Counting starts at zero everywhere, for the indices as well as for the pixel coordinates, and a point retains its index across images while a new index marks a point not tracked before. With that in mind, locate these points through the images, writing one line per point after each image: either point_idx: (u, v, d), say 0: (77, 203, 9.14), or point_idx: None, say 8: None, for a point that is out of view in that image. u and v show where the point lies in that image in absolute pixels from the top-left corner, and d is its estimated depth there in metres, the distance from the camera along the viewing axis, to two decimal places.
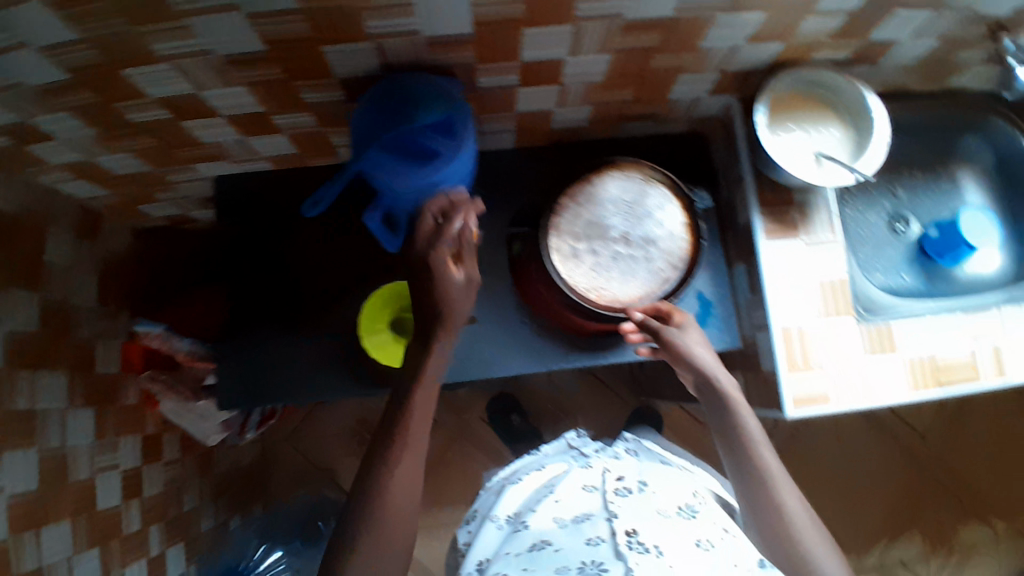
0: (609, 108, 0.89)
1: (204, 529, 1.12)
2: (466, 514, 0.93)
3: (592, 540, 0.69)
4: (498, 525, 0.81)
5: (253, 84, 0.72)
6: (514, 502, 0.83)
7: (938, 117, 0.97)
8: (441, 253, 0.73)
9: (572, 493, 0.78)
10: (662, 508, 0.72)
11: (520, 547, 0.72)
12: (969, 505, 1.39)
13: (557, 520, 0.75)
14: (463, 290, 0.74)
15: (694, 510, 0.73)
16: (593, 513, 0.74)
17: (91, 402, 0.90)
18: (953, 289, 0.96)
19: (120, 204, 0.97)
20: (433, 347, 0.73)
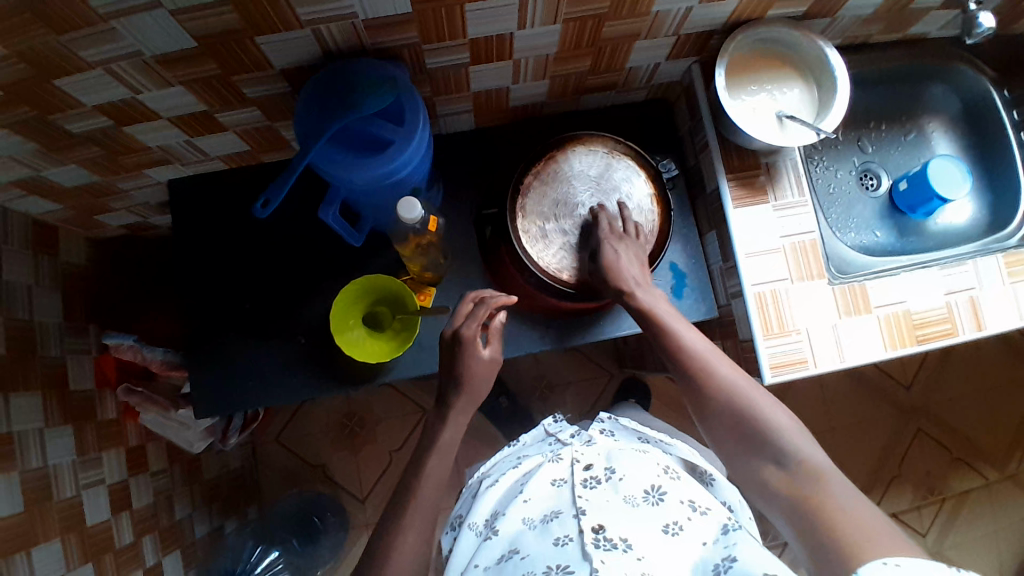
0: (567, 81, 0.86)
1: (198, 535, 1.12)
2: (449, 519, 0.94)
3: (560, 541, 0.71)
4: (474, 532, 0.81)
5: (188, 83, 0.69)
6: (490, 504, 0.84)
7: (905, 65, 0.95)
8: (470, 329, 0.79)
9: (541, 489, 0.80)
10: (629, 497, 0.75)
11: (489, 558, 0.74)
12: (957, 451, 1.40)
13: (527, 521, 0.76)
14: (486, 369, 0.81)
15: (660, 493, 0.74)
16: (561, 510, 0.76)
17: (68, 420, 0.89)
18: (924, 241, 0.96)
19: (75, 217, 0.94)
20: (449, 414, 0.81)
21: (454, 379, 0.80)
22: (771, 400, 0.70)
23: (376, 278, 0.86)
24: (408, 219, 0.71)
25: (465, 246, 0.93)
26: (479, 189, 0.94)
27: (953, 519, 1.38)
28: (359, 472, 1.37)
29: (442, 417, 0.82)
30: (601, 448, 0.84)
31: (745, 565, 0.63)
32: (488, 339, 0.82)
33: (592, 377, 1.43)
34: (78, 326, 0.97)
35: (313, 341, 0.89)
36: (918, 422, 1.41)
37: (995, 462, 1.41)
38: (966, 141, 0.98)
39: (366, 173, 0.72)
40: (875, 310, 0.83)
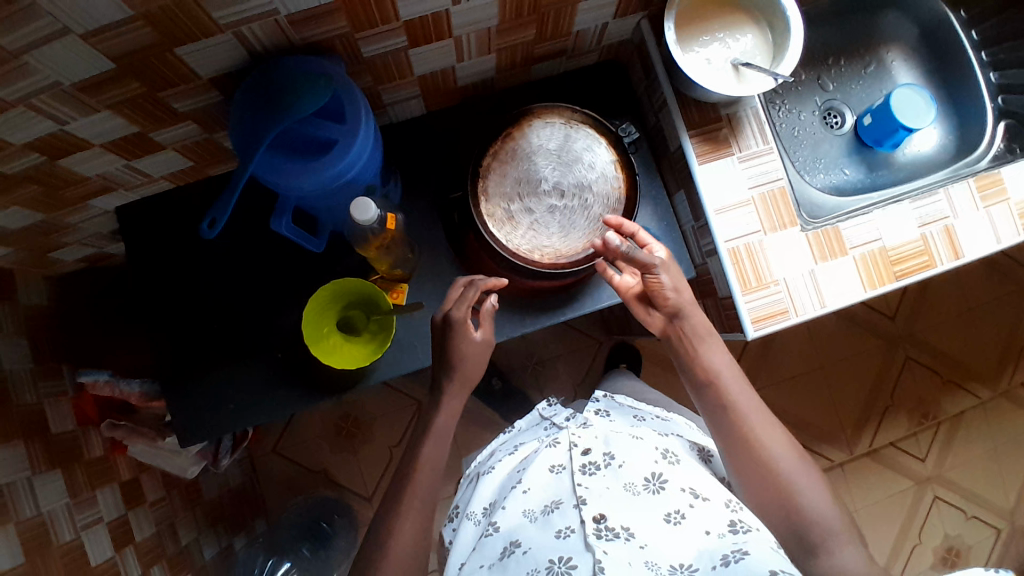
0: (514, 53, 0.83)
1: (208, 556, 1.12)
2: (448, 510, 0.94)
3: (562, 533, 0.71)
4: (473, 521, 0.82)
5: (117, 104, 0.65)
6: (488, 492, 0.85)
7: None
8: (461, 312, 0.78)
9: (539, 477, 0.79)
10: (629, 484, 0.74)
11: (491, 555, 0.73)
12: (947, 375, 1.42)
13: (527, 514, 0.75)
14: (489, 350, 0.81)
15: (661, 481, 0.74)
16: (561, 500, 0.75)
17: (55, 464, 0.87)
18: (894, 174, 0.95)
19: (28, 257, 0.90)
20: (444, 403, 0.81)
21: (444, 367, 0.80)
22: (804, 465, 0.75)
23: (344, 282, 0.83)
24: (363, 221, 0.69)
25: (433, 237, 0.90)
26: (439, 176, 0.91)
27: (950, 440, 1.40)
28: (362, 472, 1.37)
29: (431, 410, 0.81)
30: (598, 431, 0.83)
31: (755, 560, 0.61)
32: (480, 323, 0.81)
33: (581, 348, 1.42)
34: (49, 368, 0.94)
35: (290, 354, 0.88)
36: (907, 350, 1.42)
37: (985, 380, 1.43)
38: (927, 66, 0.96)
39: (315, 176, 0.69)
40: (851, 251, 0.82)
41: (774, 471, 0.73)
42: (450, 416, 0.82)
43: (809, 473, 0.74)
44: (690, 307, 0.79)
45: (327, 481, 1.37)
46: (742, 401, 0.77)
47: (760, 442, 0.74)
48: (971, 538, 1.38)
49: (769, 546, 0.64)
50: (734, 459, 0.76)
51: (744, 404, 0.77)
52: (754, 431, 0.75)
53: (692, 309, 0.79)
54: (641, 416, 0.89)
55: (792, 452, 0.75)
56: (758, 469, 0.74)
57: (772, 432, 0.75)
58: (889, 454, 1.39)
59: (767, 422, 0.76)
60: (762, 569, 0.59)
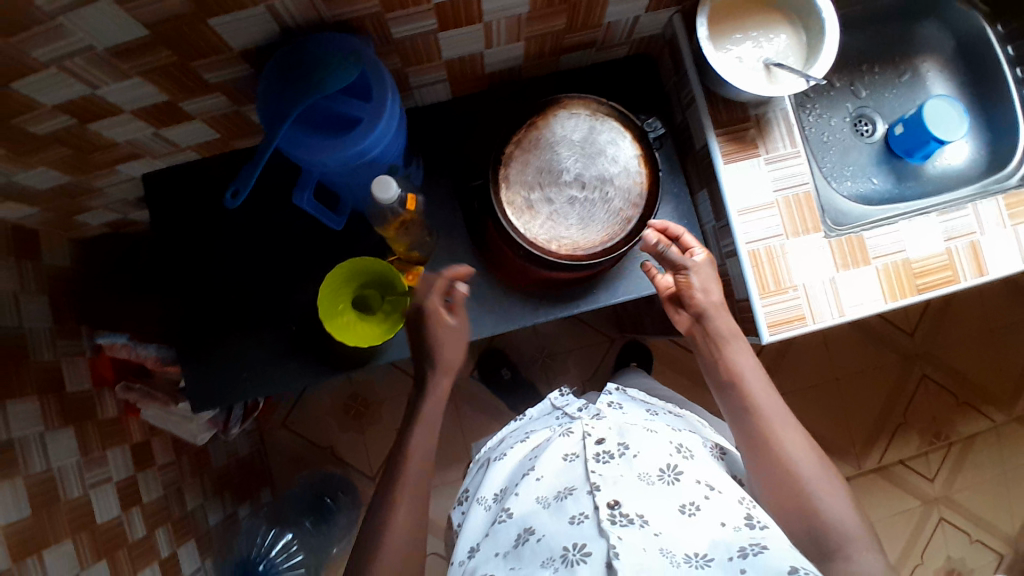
0: (543, 41, 0.83)
1: (212, 523, 1.14)
2: (457, 494, 0.94)
3: (575, 519, 0.71)
4: (484, 507, 0.82)
5: (148, 72, 0.66)
6: (499, 479, 0.85)
7: None
8: (434, 302, 0.80)
9: (552, 465, 0.79)
10: (643, 474, 0.74)
11: (505, 542, 0.73)
12: (962, 395, 1.40)
13: (540, 500, 0.75)
14: (453, 340, 0.81)
15: (676, 473, 0.73)
16: (574, 487, 0.75)
17: (69, 423, 0.89)
18: (923, 186, 0.93)
19: (55, 219, 0.92)
20: (430, 395, 0.82)
21: (431, 362, 0.81)
22: (826, 471, 0.73)
23: (356, 261, 0.84)
24: (384, 199, 0.69)
25: (451, 223, 0.90)
26: (460, 162, 0.91)
27: (960, 461, 1.38)
28: (367, 452, 1.39)
29: (429, 395, 0.82)
30: (611, 422, 0.81)
31: (773, 556, 0.61)
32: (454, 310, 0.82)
33: (593, 343, 1.42)
34: (68, 328, 0.96)
35: (304, 328, 0.88)
36: (923, 367, 1.40)
37: (1001, 403, 1.40)
38: (963, 79, 0.94)
39: (338, 154, 0.69)
40: (874, 261, 0.81)
41: (795, 477, 0.72)
42: (436, 403, 0.83)
43: (829, 478, 0.73)
44: (719, 309, 0.79)
45: (332, 458, 1.38)
46: (766, 404, 0.77)
47: (783, 448, 0.74)
48: (973, 562, 1.36)
49: (786, 542, 0.64)
50: (754, 463, 0.75)
51: (768, 408, 0.76)
52: (776, 435, 0.75)
53: (718, 312, 0.79)
54: (654, 409, 0.89)
55: (815, 462, 0.74)
56: (778, 473, 0.73)
57: (795, 438, 0.75)
58: (897, 472, 1.37)
59: (792, 429, 0.75)
60: (782, 566, 0.60)
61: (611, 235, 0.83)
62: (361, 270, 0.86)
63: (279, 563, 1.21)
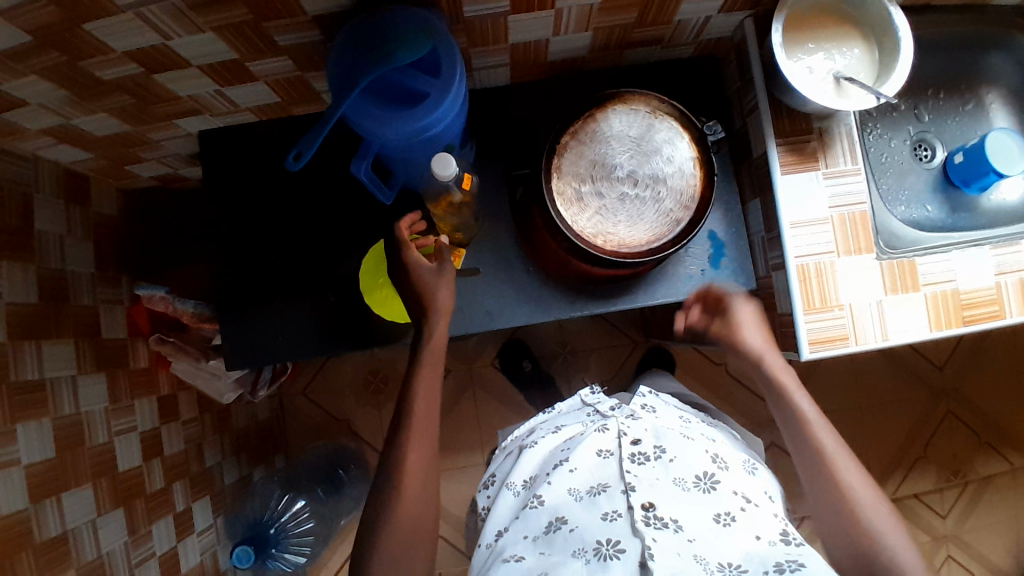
0: (611, 33, 0.82)
1: (226, 483, 1.15)
2: (483, 479, 0.95)
3: (609, 515, 0.71)
4: (513, 492, 0.83)
5: (221, 29, 0.66)
6: (529, 466, 0.85)
7: (968, 33, 0.89)
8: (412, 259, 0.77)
9: (587, 459, 0.79)
10: (679, 479, 0.74)
11: (535, 527, 0.74)
12: (985, 435, 1.37)
13: (573, 492, 0.76)
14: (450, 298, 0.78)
15: (712, 481, 0.74)
16: (609, 484, 0.75)
17: (101, 369, 0.91)
18: (977, 219, 0.91)
19: (106, 167, 0.93)
20: None
21: None
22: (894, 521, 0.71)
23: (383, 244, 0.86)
24: (441, 176, 0.69)
25: (496, 209, 0.90)
26: (513, 149, 0.91)
27: (976, 502, 1.36)
28: (382, 429, 1.39)
29: None
30: (648, 424, 0.83)
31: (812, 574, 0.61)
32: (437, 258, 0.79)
33: (617, 345, 1.41)
34: (109, 276, 0.97)
35: (343, 299, 0.88)
36: (948, 402, 1.38)
37: (1021, 447, 1.38)
38: None
39: (401, 128, 0.69)
40: (923, 288, 0.80)
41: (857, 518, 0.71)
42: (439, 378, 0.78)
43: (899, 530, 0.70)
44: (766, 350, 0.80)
45: (347, 432, 1.39)
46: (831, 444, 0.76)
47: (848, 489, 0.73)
48: None
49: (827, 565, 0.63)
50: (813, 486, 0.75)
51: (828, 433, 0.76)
52: (837, 461, 0.75)
53: (764, 354, 0.80)
54: (687, 417, 0.89)
55: (875, 494, 0.73)
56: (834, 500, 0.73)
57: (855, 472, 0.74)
58: (910, 505, 1.35)
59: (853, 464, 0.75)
60: None
61: (658, 236, 0.82)
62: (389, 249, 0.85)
63: (289, 529, 1.21)
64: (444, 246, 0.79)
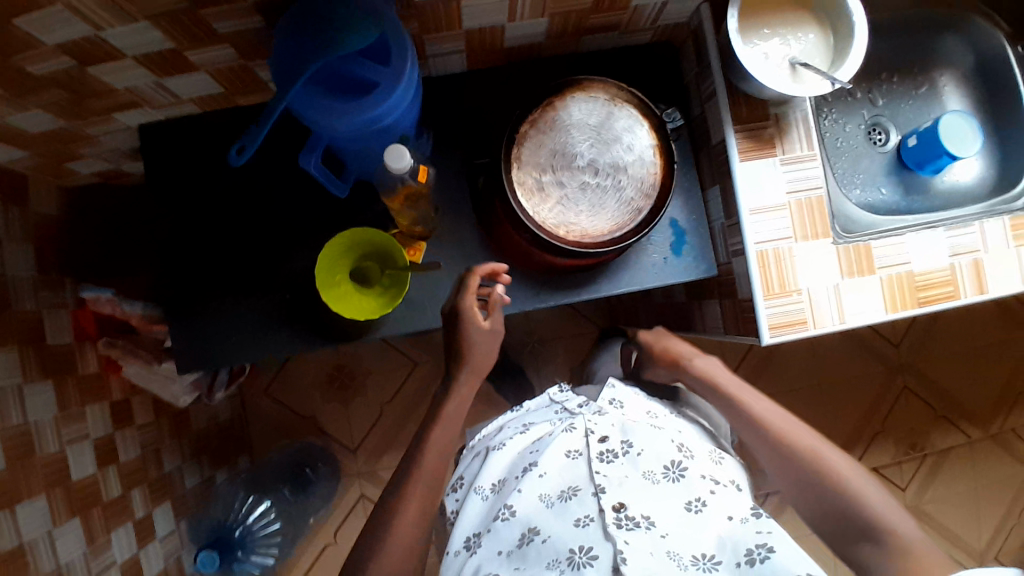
0: (569, 18, 0.80)
1: (189, 487, 1.12)
2: (449, 482, 0.93)
3: (581, 521, 0.71)
4: (481, 497, 0.82)
5: (157, 17, 0.62)
6: (497, 470, 0.84)
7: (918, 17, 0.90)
8: (468, 301, 0.81)
9: (555, 462, 0.78)
10: (648, 473, 0.75)
11: (508, 541, 0.73)
12: (940, 409, 1.42)
13: (544, 499, 0.75)
14: (485, 341, 0.84)
15: (681, 469, 0.76)
16: (579, 487, 0.75)
17: (48, 376, 0.86)
18: (932, 201, 0.92)
19: (43, 164, 0.88)
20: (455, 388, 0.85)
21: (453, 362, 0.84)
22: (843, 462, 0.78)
23: (350, 233, 0.82)
24: (396, 170, 0.67)
25: (457, 200, 0.88)
26: (472, 138, 0.88)
27: (933, 473, 1.41)
28: (350, 424, 1.37)
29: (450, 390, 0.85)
30: (614, 420, 0.82)
31: (782, 560, 0.65)
32: (489, 311, 0.83)
33: (583, 332, 1.41)
34: (52, 279, 0.92)
35: (299, 297, 0.86)
36: (905, 379, 1.41)
37: (978, 420, 1.43)
38: (978, 94, 0.93)
39: (350, 120, 0.67)
40: (879, 270, 0.81)
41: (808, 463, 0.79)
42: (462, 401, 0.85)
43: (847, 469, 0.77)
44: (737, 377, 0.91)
45: (313, 429, 1.37)
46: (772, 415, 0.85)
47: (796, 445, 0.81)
48: None
49: (791, 541, 0.67)
50: (779, 466, 0.81)
51: (775, 420, 0.84)
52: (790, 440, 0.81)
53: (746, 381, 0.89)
54: (655, 411, 0.88)
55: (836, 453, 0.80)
56: (814, 478, 0.77)
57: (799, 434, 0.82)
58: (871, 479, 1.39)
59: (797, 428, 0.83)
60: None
61: (620, 225, 0.81)
62: (344, 241, 0.82)
63: (256, 530, 1.20)
64: (500, 304, 0.83)
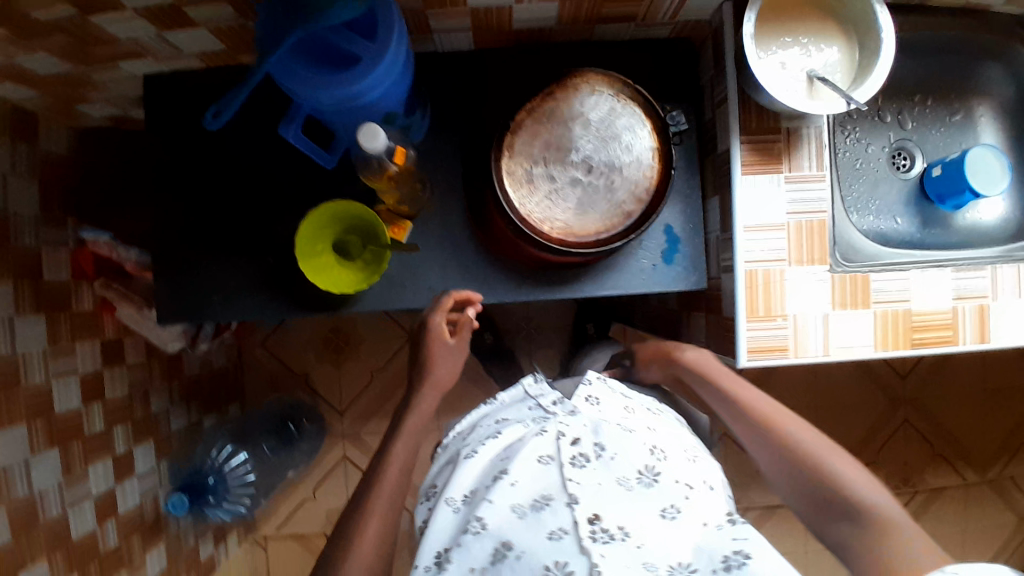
0: (580, 6, 0.76)
1: (174, 429, 1.16)
2: (423, 488, 0.88)
3: (555, 534, 0.69)
4: (451, 508, 0.77)
5: None
6: (468, 478, 0.80)
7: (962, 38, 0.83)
8: (438, 319, 0.83)
9: (527, 468, 0.75)
10: (622, 479, 0.74)
11: (481, 557, 0.69)
12: (940, 448, 1.36)
13: (516, 509, 0.72)
14: (451, 357, 0.86)
15: (655, 474, 0.73)
16: (552, 496, 0.72)
17: (42, 310, 0.89)
18: (949, 237, 0.86)
19: (53, 104, 0.90)
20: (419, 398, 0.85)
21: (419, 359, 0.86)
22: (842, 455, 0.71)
23: (335, 205, 0.81)
24: (370, 149, 0.65)
25: (449, 184, 0.86)
26: (471, 121, 0.86)
27: (921, 511, 1.36)
28: (339, 386, 1.40)
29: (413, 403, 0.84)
30: (587, 421, 0.80)
31: (759, 566, 0.62)
32: (458, 330, 0.85)
33: None
34: (54, 217, 0.95)
35: (280, 262, 0.86)
36: (907, 413, 1.36)
37: (977, 464, 1.37)
38: (1016, 130, 0.86)
39: (328, 93, 0.65)
40: (874, 305, 0.77)
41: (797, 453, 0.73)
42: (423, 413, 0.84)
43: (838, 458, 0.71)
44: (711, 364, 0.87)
45: (304, 386, 1.39)
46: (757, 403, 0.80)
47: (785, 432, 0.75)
48: None
49: (772, 550, 0.64)
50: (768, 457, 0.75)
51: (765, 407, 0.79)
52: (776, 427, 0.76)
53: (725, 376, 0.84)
54: (632, 407, 0.86)
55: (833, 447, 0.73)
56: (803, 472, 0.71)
57: (788, 421, 0.76)
58: None
59: (785, 414, 0.78)
60: None
61: (607, 228, 0.79)
62: (326, 213, 0.82)
63: (230, 477, 1.20)
64: (468, 326, 0.85)
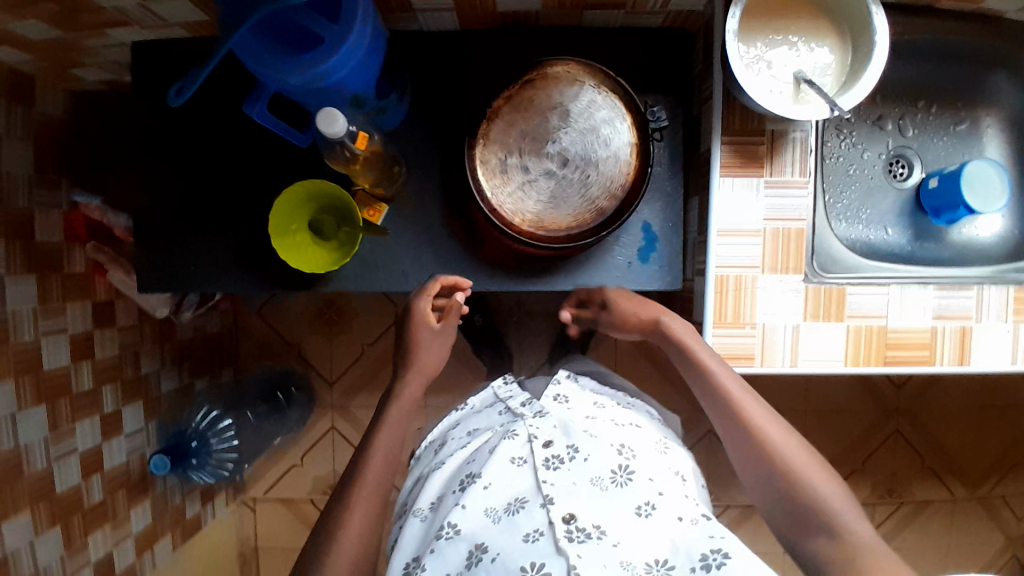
0: None
1: (163, 391, 1.20)
2: (397, 509, 0.81)
3: (530, 537, 0.64)
4: (419, 519, 0.72)
5: None
6: (437, 485, 0.75)
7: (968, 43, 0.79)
8: (423, 304, 0.82)
9: (499, 469, 0.70)
10: (595, 479, 0.69)
11: (454, 563, 0.64)
12: (930, 462, 1.33)
13: (490, 513, 0.67)
14: (436, 343, 0.83)
15: (628, 472, 0.69)
16: (526, 499, 0.68)
17: (32, 270, 0.92)
18: (942, 252, 0.82)
19: (48, 68, 0.91)
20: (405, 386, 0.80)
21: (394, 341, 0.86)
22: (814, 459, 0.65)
23: (306, 185, 0.80)
24: (330, 132, 0.66)
25: (426, 169, 0.85)
26: (453, 105, 0.84)
27: (905, 522, 1.34)
28: (330, 357, 1.42)
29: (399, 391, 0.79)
30: (556, 421, 0.76)
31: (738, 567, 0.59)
32: (446, 316, 0.83)
33: None
34: (47, 178, 0.96)
35: (256, 237, 0.88)
36: (900, 424, 1.32)
37: (968, 480, 1.33)
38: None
39: (292, 73, 0.64)
40: (848, 319, 0.74)
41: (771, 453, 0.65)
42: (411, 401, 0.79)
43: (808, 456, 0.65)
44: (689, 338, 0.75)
45: (296, 356, 1.42)
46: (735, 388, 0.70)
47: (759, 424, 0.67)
48: None
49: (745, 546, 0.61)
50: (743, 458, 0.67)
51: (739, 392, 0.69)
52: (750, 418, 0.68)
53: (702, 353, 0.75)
54: (602, 402, 0.83)
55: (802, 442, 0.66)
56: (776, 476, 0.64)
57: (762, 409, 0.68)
58: None
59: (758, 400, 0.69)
60: None
61: (578, 222, 0.78)
62: (296, 194, 0.81)
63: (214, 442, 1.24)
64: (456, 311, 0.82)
